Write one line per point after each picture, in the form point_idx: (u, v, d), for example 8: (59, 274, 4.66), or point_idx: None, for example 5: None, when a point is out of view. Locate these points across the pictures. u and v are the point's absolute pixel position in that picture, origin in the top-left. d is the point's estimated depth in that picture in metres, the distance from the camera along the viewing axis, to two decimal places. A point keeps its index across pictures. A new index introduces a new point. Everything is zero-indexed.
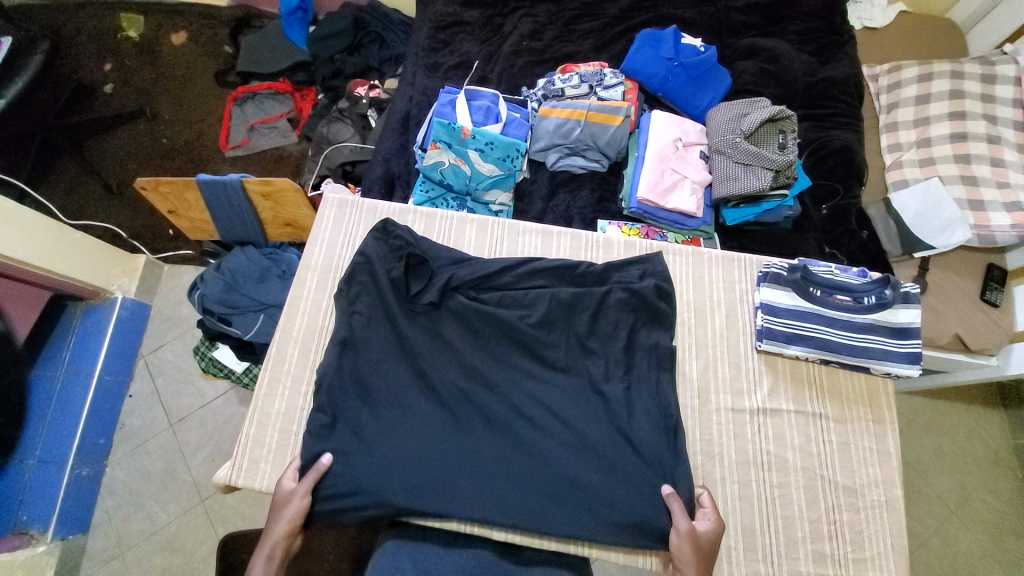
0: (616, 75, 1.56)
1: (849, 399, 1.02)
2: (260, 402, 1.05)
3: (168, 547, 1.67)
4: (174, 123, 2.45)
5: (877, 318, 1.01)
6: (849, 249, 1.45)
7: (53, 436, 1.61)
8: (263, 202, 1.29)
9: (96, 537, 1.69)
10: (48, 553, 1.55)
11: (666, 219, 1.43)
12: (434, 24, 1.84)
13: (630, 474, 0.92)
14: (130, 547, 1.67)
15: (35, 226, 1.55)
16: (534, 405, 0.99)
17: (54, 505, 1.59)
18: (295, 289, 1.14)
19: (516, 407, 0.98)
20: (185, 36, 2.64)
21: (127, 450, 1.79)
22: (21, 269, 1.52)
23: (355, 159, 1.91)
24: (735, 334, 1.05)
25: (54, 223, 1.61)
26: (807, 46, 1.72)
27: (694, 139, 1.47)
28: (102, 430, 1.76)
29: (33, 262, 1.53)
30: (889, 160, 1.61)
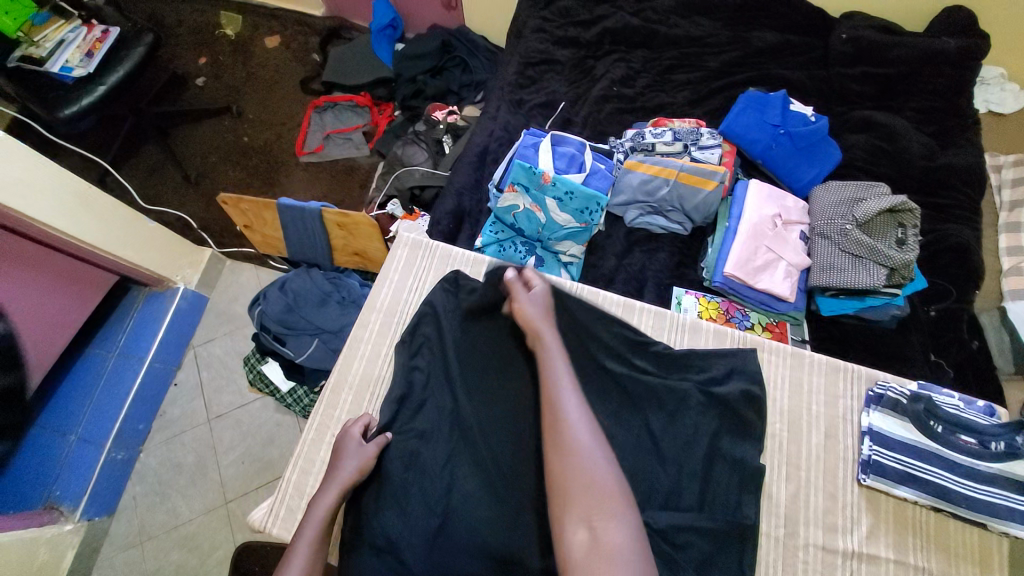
0: (715, 137, 1.46)
1: (956, 554, 0.87)
2: (307, 446, 1.01)
3: (187, 543, 1.65)
4: (256, 123, 2.53)
5: (1005, 469, 0.85)
6: (957, 360, 1.29)
7: (98, 415, 1.65)
8: (336, 231, 1.26)
9: (120, 522, 1.69)
10: (74, 532, 1.56)
11: (754, 299, 1.31)
12: (523, 59, 1.80)
13: None
14: (150, 537, 1.66)
15: (116, 215, 1.59)
16: None
17: (87, 484, 1.59)
18: (357, 329, 1.09)
19: None
20: (278, 40, 2.74)
21: (164, 439, 1.80)
22: (98, 255, 1.56)
23: (425, 184, 1.88)
24: (832, 459, 0.93)
25: (134, 212, 1.65)
26: (926, 126, 1.57)
27: (795, 217, 1.34)
28: (144, 415, 1.77)
29: (109, 249, 1.57)
30: (1008, 264, 1.43)
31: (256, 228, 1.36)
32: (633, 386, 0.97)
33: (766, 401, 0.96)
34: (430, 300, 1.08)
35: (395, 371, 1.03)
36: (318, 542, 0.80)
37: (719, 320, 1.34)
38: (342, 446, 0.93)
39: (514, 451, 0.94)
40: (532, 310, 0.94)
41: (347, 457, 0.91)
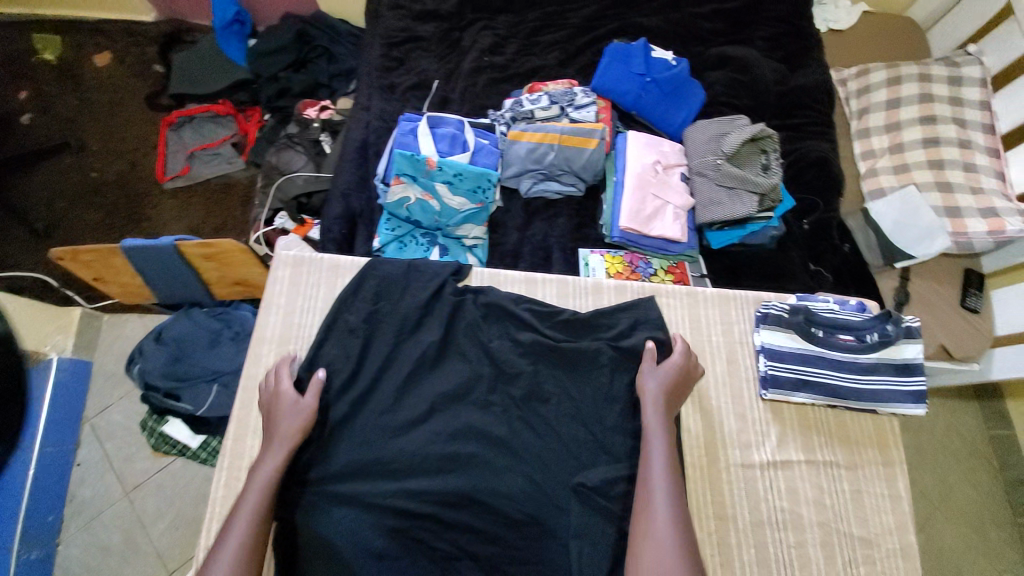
0: (587, 94, 1.47)
1: (856, 442, 0.97)
2: (219, 505, 0.92)
3: None
4: (104, 155, 2.21)
5: (882, 355, 0.96)
6: (835, 265, 1.42)
7: None
8: (204, 264, 1.14)
9: None
10: None
11: (651, 246, 1.36)
12: (385, 40, 1.69)
13: None
14: None
15: None
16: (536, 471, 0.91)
17: None
18: (250, 368, 1.00)
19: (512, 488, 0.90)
20: (109, 57, 2.37)
21: (81, 525, 1.61)
22: None
23: (311, 190, 1.76)
24: (738, 383, 0.99)
25: None
26: (776, 53, 1.67)
27: (673, 160, 1.39)
28: (49, 506, 1.56)
29: None
30: (865, 167, 1.58)
31: (109, 278, 1.20)
32: (550, 359, 0.99)
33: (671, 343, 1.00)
34: (325, 322, 1.01)
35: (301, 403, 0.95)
36: (263, 506, 0.81)
37: (626, 272, 1.38)
38: (277, 407, 0.91)
39: (444, 450, 0.91)
40: (650, 381, 0.93)
41: (282, 418, 0.90)
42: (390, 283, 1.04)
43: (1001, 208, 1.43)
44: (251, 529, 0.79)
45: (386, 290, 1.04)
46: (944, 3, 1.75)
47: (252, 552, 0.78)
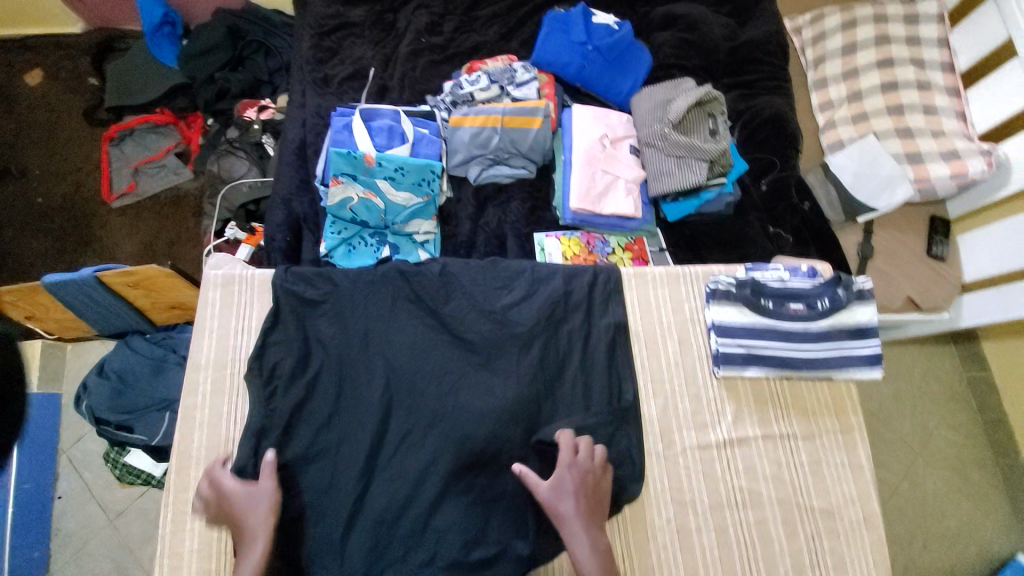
0: (528, 70, 1.40)
1: (814, 411, 0.96)
2: (166, 541, 0.91)
3: None
4: (49, 178, 2.11)
5: (835, 322, 0.93)
6: (794, 225, 1.39)
7: None
8: (133, 291, 1.09)
9: None
10: None
11: (605, 224, 1.31)
12: (315, 30, 1.58)
13: None
14: None
15: None
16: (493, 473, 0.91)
17: None
18: (187, 397, 0.97)
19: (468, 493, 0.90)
20: (40, 73, 2.24)
21: (70, 556, 1.60)
22: None
23: (257, 197, 1.69)
24: (691, 361, 0.97)
25: None
26: (725, 6, 1.60)
27: (621, 132, 1.34)
28: (35, 541, 1.56)
29: None
30: (822, 120, 1.53)
31: (43, 315, 1.16)
32: (498, 354, 0.97)
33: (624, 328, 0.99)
34: (261, 351, 0.97)
35: (248, 429, 0.93)
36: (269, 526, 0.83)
37: (583, 255, 1.32)
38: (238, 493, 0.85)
39: (403, 459, 0.92)
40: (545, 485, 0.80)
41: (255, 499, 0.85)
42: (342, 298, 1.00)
43: (963, 150, 1.38)
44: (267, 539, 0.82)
45: (328, 304, 1.01)
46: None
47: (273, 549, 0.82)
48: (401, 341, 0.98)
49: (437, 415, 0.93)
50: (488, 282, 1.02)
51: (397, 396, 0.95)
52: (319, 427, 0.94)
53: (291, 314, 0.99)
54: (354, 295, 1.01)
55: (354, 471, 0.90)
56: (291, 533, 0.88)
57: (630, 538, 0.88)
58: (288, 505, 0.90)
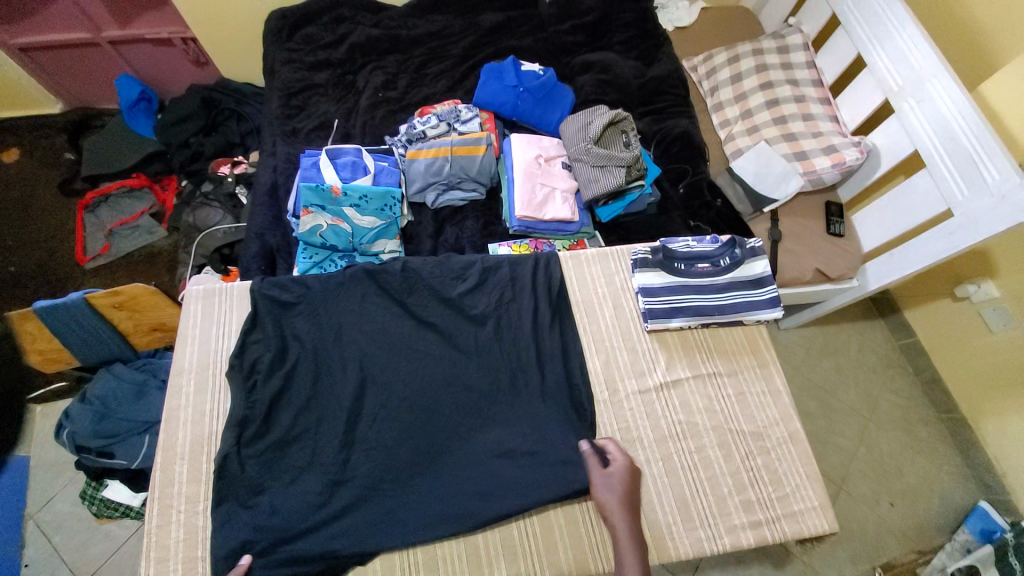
0: (470, 109, 1.64)
1: (733, 353, 1.12)
2: (153, 535, 0.95)
3: None
4: (22, 248, 2.19)
5: (737, 274, 1.12)
6: (711, 218, 1.62)
7: None
8: (118, 313, 1.19)
9: None
10: None
11: (548, 229, 1.50)
12: (284, 91, 1.80)
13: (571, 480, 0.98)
14: None
15: None
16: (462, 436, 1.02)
17: None
18: (172, 399, 1.05)
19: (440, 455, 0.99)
20: (16, 152, 2.38)
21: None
22: None
23: (231, 240, 1.81)
24: (625, 322, 1.13)
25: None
26: (632, 52, 1.92)
27: (553, 152, 1.57)
28: None
29: None
30: (724, 135, 1.82)
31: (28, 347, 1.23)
32: (459, 332, 1.11)
33: (565, 300, 1.15)
34: (241, 348, 1.07)
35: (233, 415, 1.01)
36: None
37: None
38: None
39: (381, 429, 1.01)
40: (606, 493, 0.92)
41: None
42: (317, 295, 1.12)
43: (839, 144, 1.66)
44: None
45: (303, 304, 1.12)
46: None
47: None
48: (375, 328, 1.10)
49: (412, 388, 1.06)
50: (444, 273, 1.15)
51: (372, 376, 1.06)
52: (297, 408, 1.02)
53: (268, 315, 1.10)
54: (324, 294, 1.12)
55: (335, 443, 1.00)
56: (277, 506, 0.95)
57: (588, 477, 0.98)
58: (272, 484, 0.97)
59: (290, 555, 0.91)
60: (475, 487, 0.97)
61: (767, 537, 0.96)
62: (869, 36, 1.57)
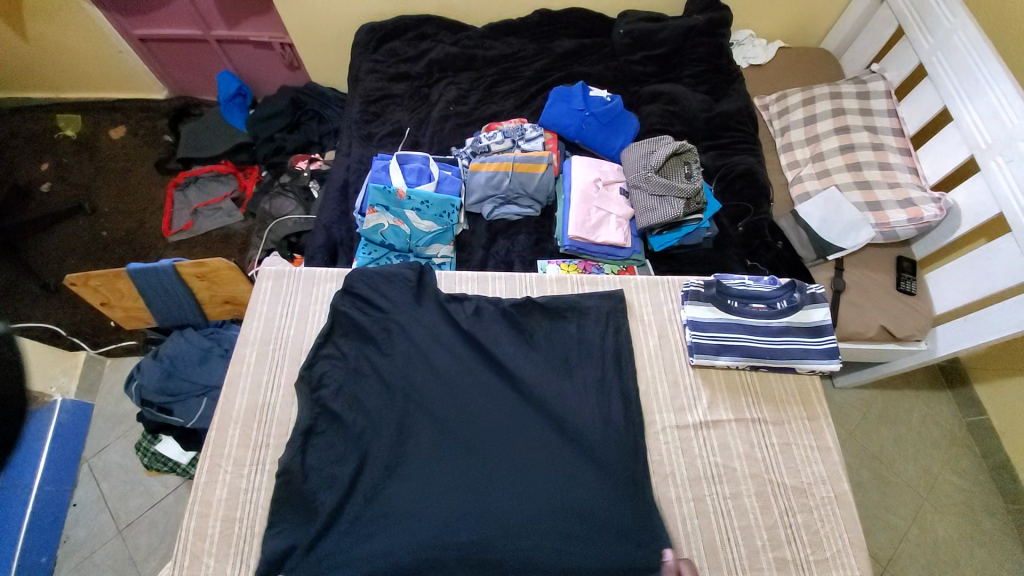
0: (536, 129, 1.68)
1: (782, 400, 1.08)
2: (201, 490, 1.02)
3: None
4: (115, 215, 2.44)
5: (792, 319, 1.09)
6: (769, 260, 1.57)
7: None
8: (198, 283, 1.29)
9: None
10: None
11: (599, 252, 1.51)
12: (364, 98, 1.93)
13: None
14: None
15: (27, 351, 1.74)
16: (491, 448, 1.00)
17: None
18: (233, 366, 1.13)
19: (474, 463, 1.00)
20: (124, 129, 2.67)
21: (73, 566, 1.69)
22: None
23: (300, 230, 1.95)
24: (669, 353, 1.12)
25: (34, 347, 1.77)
26: (702, 87, 1.92)
27: (613, 177, 1.59)
28: (44, 546, 1.66)
29: None
30: (791, 176, 1.77)
31: (115, 302, 1.36)
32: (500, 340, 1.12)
33: (616, 322, 1.15)
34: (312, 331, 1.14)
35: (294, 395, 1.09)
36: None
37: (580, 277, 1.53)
38: None
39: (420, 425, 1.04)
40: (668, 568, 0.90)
41: None
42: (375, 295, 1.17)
43: (917, 198, 1.58)
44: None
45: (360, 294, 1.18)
46: (857, 26, 1.97)
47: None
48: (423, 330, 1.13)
49: (453, 388, 1.06)
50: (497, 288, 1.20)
51: (419, 372, 1.08)
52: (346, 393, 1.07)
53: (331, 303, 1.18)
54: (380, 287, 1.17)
55: (372, 431, 1.03)
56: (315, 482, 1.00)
57: None
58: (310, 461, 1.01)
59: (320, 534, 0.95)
60: (506, 504, 0.94)
61: None
62: (958, 87, 1.49)
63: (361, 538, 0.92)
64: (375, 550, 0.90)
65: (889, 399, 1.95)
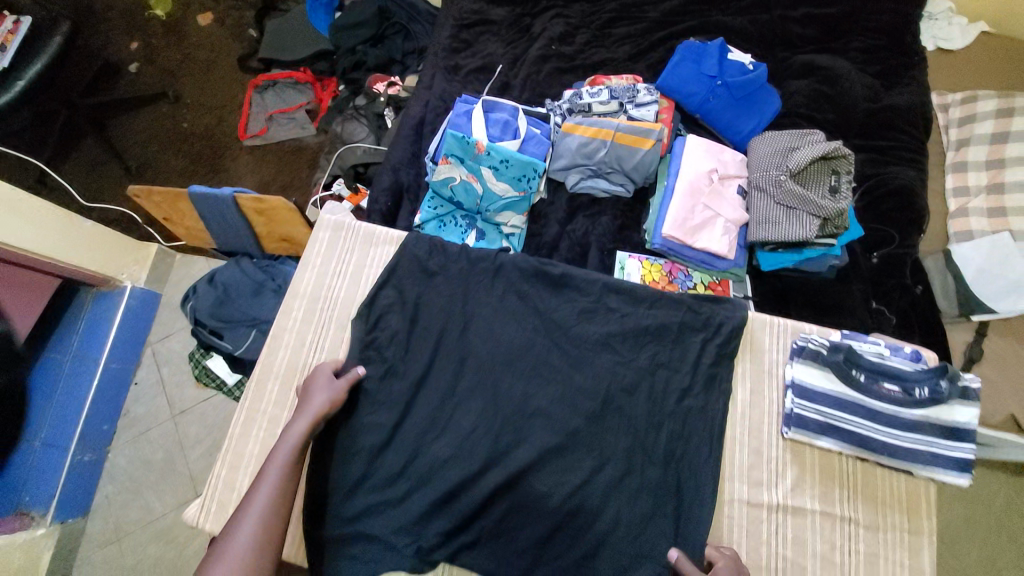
0: (651, 92, 1.40)
1: (884, 502, 0.88)
2: (234, 439, 1.00)
3: (163, 537, 1.64)
4: (195, 108, 2.38)
5: (929, 414, 0.86)
6: (901, 305, 1.30)
7: (58, 419, 1.58)
8: (257, 218, 1.24)
9: (95, 520, 1.65)
10: (48, 536, 1.53)
11: (693, 258, 1.28)
12: (457, 21, 1.69)
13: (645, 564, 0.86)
14: (126, 534, 1.64)
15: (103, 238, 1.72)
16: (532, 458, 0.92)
17: (56, 488, 1.56)
18: (281, 318, 1.07)
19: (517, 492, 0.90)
20: (212, 17, 2.56)
21: (130, 438, 1.76)
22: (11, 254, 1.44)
23: (368, 161, 1.82)
24: (760, 414, 0.94)
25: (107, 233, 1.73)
26: (872, 65, 1.52)
27: (732, 171, 1.31)
28: (105, 416, 1.72)
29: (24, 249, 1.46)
30: (954, 206, 1.41)
31: (176, 220, 1.37)
32: (563, 356, 0.99)
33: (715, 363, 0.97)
34: (371, 299, 1.03)
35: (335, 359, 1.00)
36: (292, 465, 0.83)
37: (661, 282, 1.30)
38: (310, 388, 0.92)
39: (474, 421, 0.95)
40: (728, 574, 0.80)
41: (325, 389, 0.92)
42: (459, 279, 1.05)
43: None
44: (279, 485, 0.81)
45: (440, 275, 1.07)
46: None
47: (278, 506, 0.79)
48: (487, 329, 1.01)
49: (505, 396, 0.97)
50: (560, 301, 1.03)
51: (473, 360, 0.99)
52: (390, 376, 0.99)
53: (399, 271, 1.06)
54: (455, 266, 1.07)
55: (417, 423, 0.95)
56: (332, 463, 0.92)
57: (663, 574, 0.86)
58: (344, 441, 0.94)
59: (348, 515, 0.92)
60: (544, 404, 0.95)
61: None
62: None
63: (383, 516, 0.90)
64: (398, 526, 0.89)
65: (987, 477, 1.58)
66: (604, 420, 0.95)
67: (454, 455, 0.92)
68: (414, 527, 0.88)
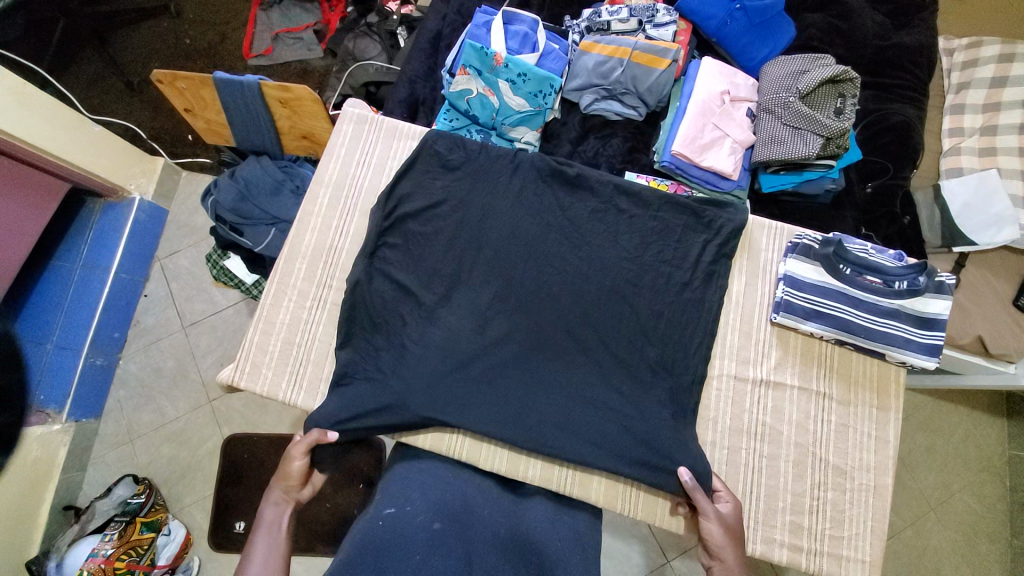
0: (670, 13, 1.42)
1: (856, 381, 1.01)
2: (266, 310, 1.07)
3: (175, 440, 1.62)
4: (198, 24, 2.25)
5: (905, 304, 0.97)
6: (886, 232, 1.40)
7: (72, 322, 1.54)
8: (279, 108, 1.30)
9: (108, 423, 1.64)
10: (63, 433, 1.51)
11: (698, 177, 1.33)
12: None
13: (646, 426, 0.96)
14: (139, 436, 1.62)
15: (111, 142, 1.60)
16: (546, 335, 1.01)
17: (70, 387, 1.52)
18: (306, 203, 1.13)
19: (532, 362, 1.00)
20: None
21: (141, 346, 1.71)
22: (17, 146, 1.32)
23: (380, 80, 1.81)
24: (752, 303, 1.06)
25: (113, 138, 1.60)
26: (883, 6, 1.57)
27: (743, 94, 1.37)
28: (117, 323, 1.67)
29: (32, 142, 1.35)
30: (948, 145, 1.47)
31: (197, 112, 1.42)
32: (579, 249, 1.06)
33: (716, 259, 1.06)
34: (395, 185, 1.10)
35: (365, 237, 1.08)
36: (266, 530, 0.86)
37: None
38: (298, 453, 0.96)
39: (495, 299, 1.03)
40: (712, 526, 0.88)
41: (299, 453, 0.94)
42: (482, 174, 1.11)
43: None
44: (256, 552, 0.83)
45: (462, 170, 1.12)
46: None
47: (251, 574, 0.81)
48: (506, 220, 1.08)
49: (525, 282, 1.04)
50: (577, 200, 1.10)
51: (492, 248, 1.06)
52: (417, 260, 1.06)
53: (425, 165, 1.12)
54: (479, 162, 1.12)
55: (442, 301, 1.03)
56: (364, 328, 1.03)
57: (665, 438, 0.96)
58: (375, 313, 1.03)
59: (377, 379, 1.00)
60: (561, 290, 1.04)
61: (801, 563, 0.94)
62: None
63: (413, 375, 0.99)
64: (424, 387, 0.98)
65: (953, 411, 1.67)
66: (614, 305, 1.03)
67: (476, 329, 1.02)
68: (442, 388, 0.98)
